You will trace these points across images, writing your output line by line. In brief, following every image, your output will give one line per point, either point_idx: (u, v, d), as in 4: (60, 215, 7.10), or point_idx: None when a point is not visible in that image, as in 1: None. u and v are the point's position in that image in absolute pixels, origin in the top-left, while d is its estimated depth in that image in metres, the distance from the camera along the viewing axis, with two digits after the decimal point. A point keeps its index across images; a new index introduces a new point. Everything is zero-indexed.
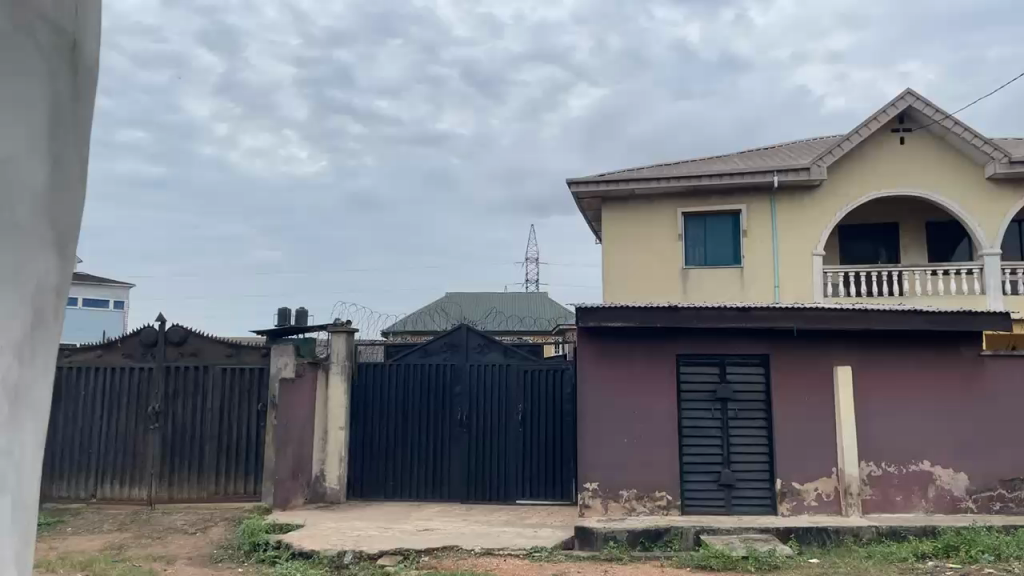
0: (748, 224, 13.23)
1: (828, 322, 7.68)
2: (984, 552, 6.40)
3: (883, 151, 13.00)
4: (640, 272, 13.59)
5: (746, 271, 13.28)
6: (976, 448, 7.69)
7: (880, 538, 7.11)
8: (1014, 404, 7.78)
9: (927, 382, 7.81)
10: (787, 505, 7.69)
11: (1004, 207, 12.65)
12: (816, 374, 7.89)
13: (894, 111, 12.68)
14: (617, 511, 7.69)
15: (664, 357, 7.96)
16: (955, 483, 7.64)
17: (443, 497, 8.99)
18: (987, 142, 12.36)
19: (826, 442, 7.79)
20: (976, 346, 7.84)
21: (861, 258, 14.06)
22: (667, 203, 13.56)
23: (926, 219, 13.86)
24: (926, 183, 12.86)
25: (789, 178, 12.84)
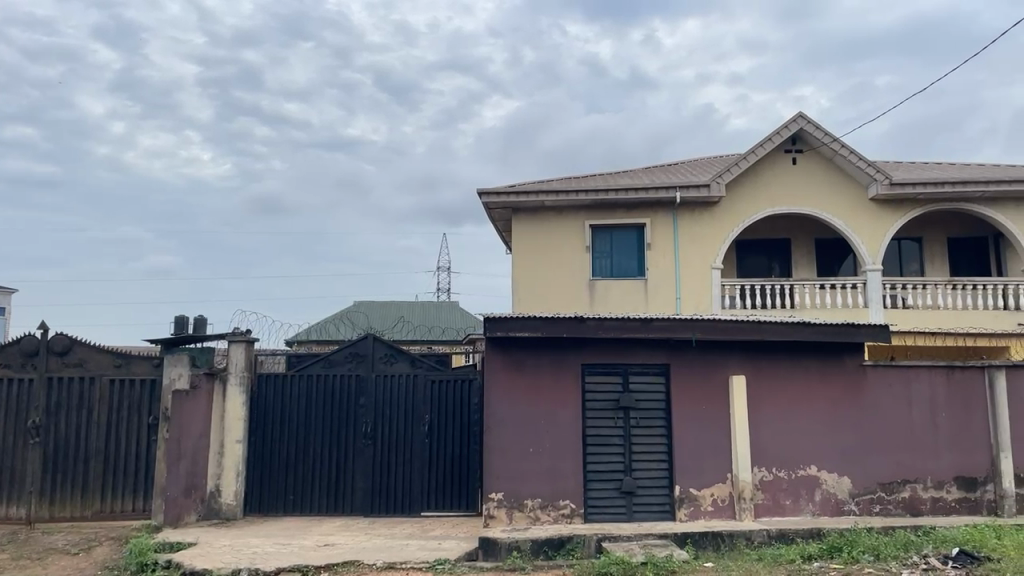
0: (652, 237, 13.63)
1: (723, 333, 7.96)
2: (865, 552, 6.78)
3: (776, 170, 13.66)
4: (547, 283, 13.78)
5: (650, 283, 13.65)
6: (858, 454, 8.14)
7: (771, 541, 7.43)
8: (893, 411, 8.26)
9: (814, 391, 8.22)
10: (684, 511, 7.94)
11: (885, 226, 13.49)
12: (713, 383, 8.18)
13: (786, 133, 13.34)
14: (521, 521, 7.74)
15: (569, 367, 8.08)
16: (839, 487, 8.07)
17: (346, 511, 8.81)
18: (870, 164, 13.16)
19: (721, 449, 8.08)
20: (859, 357, 8.31)
21: (757, 272, 14.74)
22: (574, 216, 13.82)
23: (817, 236, 14.62)
24: (816, 201, 13.58)
25: (690, 194, 13.30)
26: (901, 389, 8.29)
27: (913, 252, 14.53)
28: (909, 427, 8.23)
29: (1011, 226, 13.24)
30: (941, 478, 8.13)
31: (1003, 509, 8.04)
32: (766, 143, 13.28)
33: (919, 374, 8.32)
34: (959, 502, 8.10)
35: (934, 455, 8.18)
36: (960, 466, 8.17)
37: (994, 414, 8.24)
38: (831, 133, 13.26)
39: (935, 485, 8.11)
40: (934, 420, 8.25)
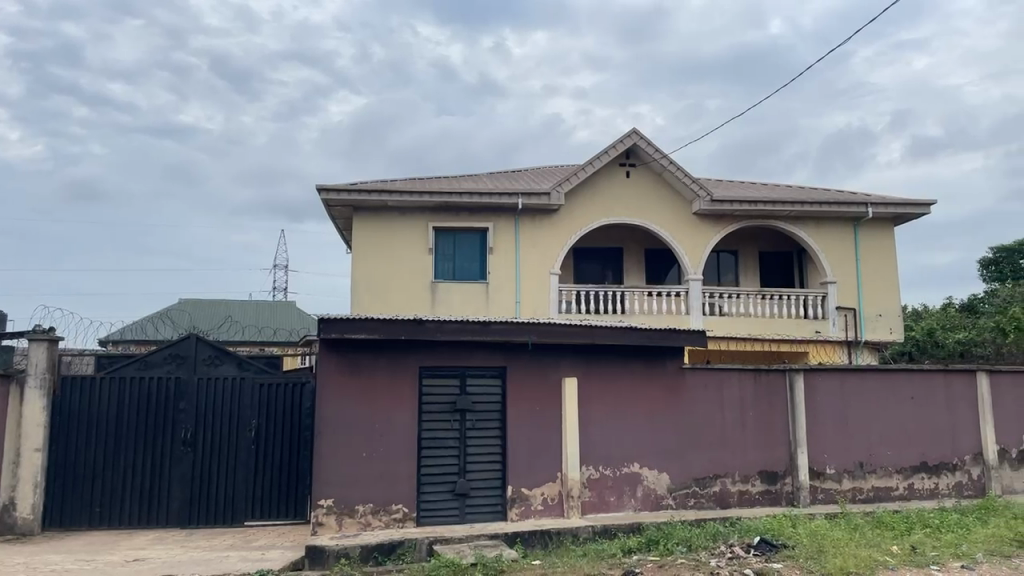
0: (493, 241, 13.84)
1: (557, 337, 8.21)
2: (679, 543, 7.25)
3: (612, 182, 14.32)
4: (388, 284, 13.61)
5: (490, 287, 13.84)
6: (676, 451, 8.68)
7: (595, 536, 7.76)
8: (707, 411, 8.87)
9: (639, 391, 8.67)
10: (516, 511, 8.11)
11: (706, 239, 14.51)
12: (547, 386, 8.41)
13: (622, 147, 14.00)
14: (352, 527, 7.58)
15: (406, 370, 8.01)
16: (659, 482, 8.57)
17: (160, 523, 8.22)
18: (695, 181, 14.10)
19: (553, 449, 8.33)
20: (679, 360, 8.87)
21: (592, 278, 15.36)
22: (418, 217, 13.77)
23: (647, 246, 15.48)
24: (647, 213, 14.37)
25: (531, 201, 13.63)
26: (715, 390, 8.93)
27: (730, 264, 15.74)
28: (721, 425, 8.87)
29: (812, 243, 14.63)
30: (747, 472, 8.84)
31: (799, 500, 8.85)
32: (603, 156, 13.87)
33: (730, 376, 9.00)
34: (762, 494, 8.84)
35: (742, 451, 8.87)
36: (764, 461, 8.91)
37: (793, 414, 9.05)
38: (661, 150, 14.08)
39: (742, 478, 8.81)
40: (742, 419, 8.94)
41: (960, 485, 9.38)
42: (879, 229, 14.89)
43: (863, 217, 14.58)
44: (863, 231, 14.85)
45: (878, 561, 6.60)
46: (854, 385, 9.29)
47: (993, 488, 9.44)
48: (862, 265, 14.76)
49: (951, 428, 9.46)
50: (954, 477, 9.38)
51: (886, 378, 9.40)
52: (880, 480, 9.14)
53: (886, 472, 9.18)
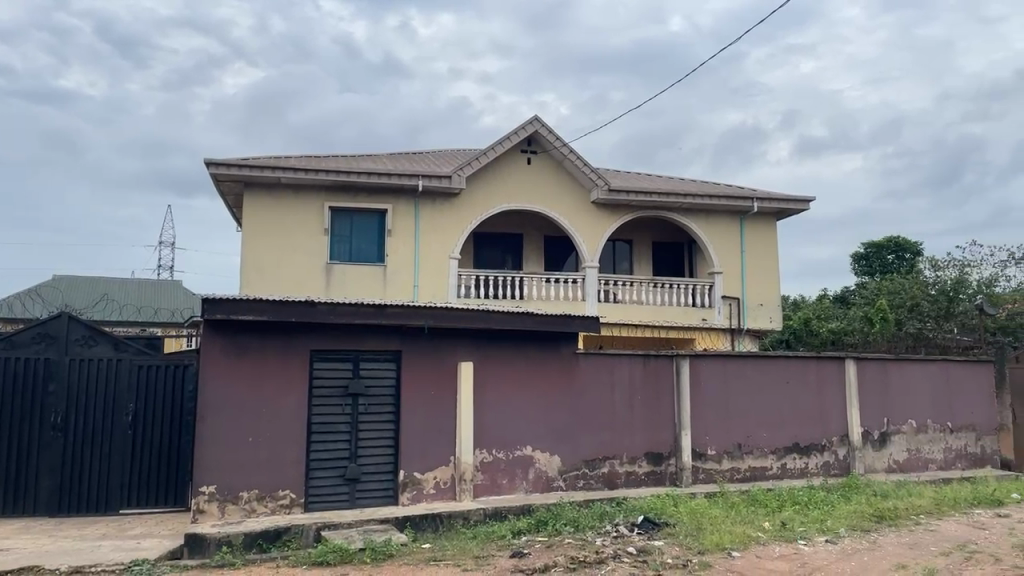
0: (391, 224, 13.64)
1: (453, 322, 8.18)
2: (566, 524, 7.42)
3: (513, 168, 14.37)
4: (281, 265, 13.21)
5: (387, 270, 13.65)
6: (568, 434, 8.86)
7: (486, 519, 7.83)
8: (598, 395, 9.08)
9: (533, 376, 8.78)
10: (407, 495, 8.07)
11: (603, 228, 14.81)
12: (441, 370, 8.38)
13: (523, 134, 14.06)
14: (236, 514, 7.35)
15: (295, 353, 7.79)
16: (550, 465, 8.73)
17: (26, 513, 7.71)
18: (593, 170, 14.36)
19: (446, 433, 8.33)
20: (573, 346, 9.01)
21: (491, 264, 15.41)
22: (314, 196, 13.40)
23: (545, 233, 15.66)
24: (545, 200, 14.52)
25: (431, 184, 13.51)
26: (607, 375, 9.15)
27: (625, 253, 16.16)
28: (611, 409, 9.11)
29: (702, 235, 15.20)
30: (634, 454, 9.13)
31: (681, 480, 9.23)
32: (504, 141, 13.89)
33: (621, 362, 9.24)
34: (647, 475, 9.16)
35: (630, 434, 9.15)
36: (650, 443, 9.22)
37: (679, 398, 9.39)
38: (561, 138, 14.23)
39: (629, 460, 9.09)
40: (631, 403, 9.21)
41: (828, 464, 10.02)
42: (763, 223, 15.64)
43: (749, 211, 15.29)
44: (749, 224, 15.56)
45: (751, 537, 6.98)
46: (736, 371, 9.74)
47: (856, 467, 10.13)
48: (747, 257, 15.46)
49: (820, 411, 10.08)
50: (823, 456, 10.01)
51: (765, 364, 9.90)
52: (756, 461, 9.65)
53: (762, 453, 9.69)
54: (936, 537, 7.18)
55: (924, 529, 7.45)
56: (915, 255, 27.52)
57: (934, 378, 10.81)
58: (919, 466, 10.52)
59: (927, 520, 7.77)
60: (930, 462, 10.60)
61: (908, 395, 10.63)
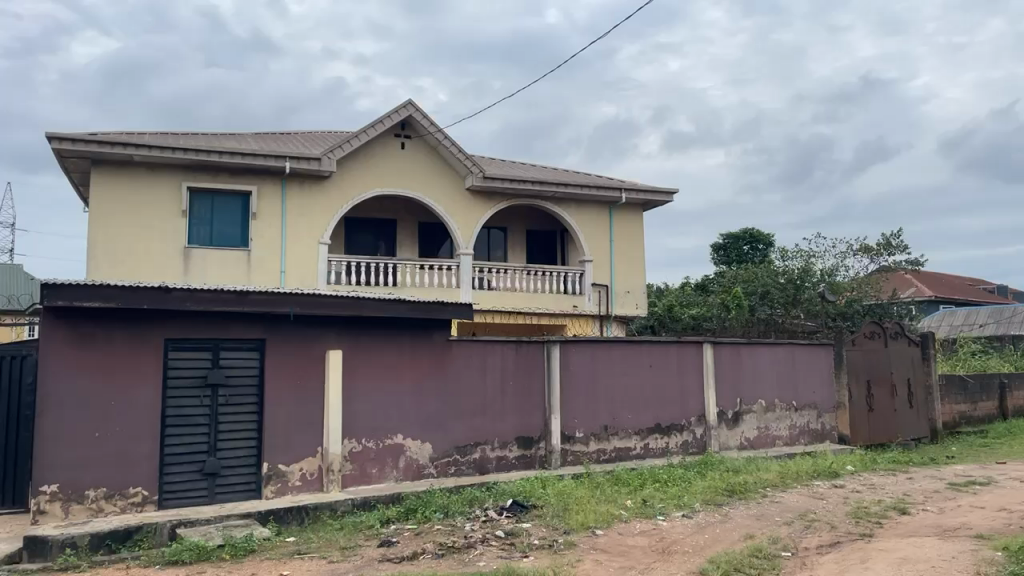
0: (256, 207, 13.08)
1: (321, 309, 7.93)
2: (436, 510, 7.41)
3: (385, 152, 14.11)
4: (136, 248, 12.40)
5: (253, 255, 13.10)
6: (439, 421, 8.84)
7: (354, 509, 7.70)
8: (470, 382, 9.11)
9: (405, 364, 8.68)
10: (271, 488, 7.81)
11: (477, 214, 14.85)
12: (309, 359, 8.13)
13: (396, 118, 13.82)
14: (82, 514, 6.86)
15: (148, 341, 7.32)
16: (421, 452, 8.68)
17: None
18: (468, 157, 14.35)
19: (313, 423, 8.10)
20: (445, 333, 8.97)
21: (363, 250, 15.11)
22: (172, 175, 12.63)
23: (420, 220, 15.53)
24: (419, 186, 14.37)
25: (299, 166, 13.05)
26: (479, 362, 9.19)
27: (499, 240, 16.29)
28: (483, 395, 9.17)
29: (574, 223, 15.56)
30: (505, 438, 9.24)
31: (550, 462, 9.44)
32: (377, 125, 13.61)
33: (493, 348, 9.30)
34: (517, 459, 9.30)
35: (501, 419, 9.25)
36: (521, 427, 9.36)
37: (549, 383, 9.58)
38: (435, 124, 14.11)
39: (500, 445, 9.20)
40: (503, 388, 9.30)
41: (686, 443, 10.56)
42: (631, 214, 16.21)
43: (618, 201, 15.79)
44: (617, 214, 16.06)
45: (614, 515, 7.25)
46: (603, 356, 10.05)
47: (712, 445, 10.73)
48: (615, 246, 15.97)
49: (680, 392, 10.59)
50: (682, 436, 10.53)
51: (630, 349, 10.28)
52: (621, 442, 10.02)
53: (627, 434, 10.08)
54: (780, 508, 7.73)
55: (770, 500, 8.01)
56: (767, 246, 29.41)
57: (781, 360, 11.60)
58: (767, 442, 11.28)
59: (773, 493, 8.35)
60: (777, 438, 11.40)
61: (758, 376, 11.35)
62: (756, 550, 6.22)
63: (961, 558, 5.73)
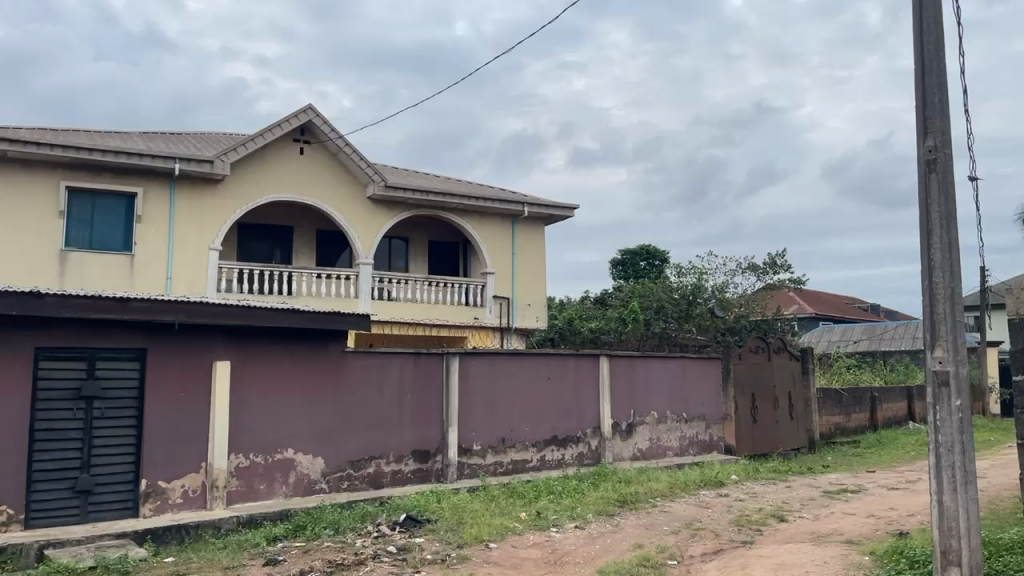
0: (142, 210, 12.44)
1: (209, 318, 7.59)
2: (326, 527, 7.21)
3: (283, 157, 13.73)
4: (7, 249, 11.57)
5: (138, 259, 12.45)
6: (333, 435, 8.62)
7: (239, 527, 7.40)
8: (366, 394, 8.93)
9: (297, 376, 8.43)
10: (150, 506, 7.40)
11: (378, 224, 14.65)
12: (195, 370, 7.76)
13: (296, 123, 13.49)
14: None
15: (15, 350, 6.81)
16: (312, 467, 8.44)
17: None
18: (369, 165, 14.16)
19: (197, 437, 7.74)
20: (341, 344, 8.77)
21: (258, 257, 14.64)
22: (49, 173, 11.85)
23: (319, 227, 15.19)
24: (318, 193, 14.06)
25: (190, 168, 12.53)
26: (376, 374, 9.03)
27: (401, 250, 16.12)
28: (379, 408, 9.01)
29: (476, 236, 15.59)
30: (401, 452, 9.10)
31: (446, 476, 9.37)
32: (275, 129, 13.24)
33: (392, 360, 9.16)
34: (413, 472, 9.18)
35: (397, 432, 9.11)
36: (418, 441, 9.25)
37: (447, 395, 9.52)
38: (336, 130, 13.86)
39: (396, 459, 9.05)
40: (401, 401, 9.18)
41: (582, 454, 10.73)
42: (533, 227, 16.40)
43: (520, 214, 15.96)
44: (519, 227, 16.22)
45: (507, 527, 7.26)
46: (501, 368, 10.08)
47: (606, 456, 10.94)
48: (516, 259, 16.11)
49: (577, 404, 10.75)
50: (578, 447, 10.69)
51: (528, 362, 10.36)
52: (518, 454, 10.07)
53: (523, 446, 10.14)
54: (669, 517, 7.96)
55: (659, 510, 8.23)
56: (663, 262, 30.44)
57: (673, 373, 11.97)
58: (658, 453, 11.61)
59: (662, 503, 8.60)
60: (668, 449, 11.75)
61: (651, 389, 11.67)
62: (645, 559, 6.37)
63: (832, 563, 6.06)
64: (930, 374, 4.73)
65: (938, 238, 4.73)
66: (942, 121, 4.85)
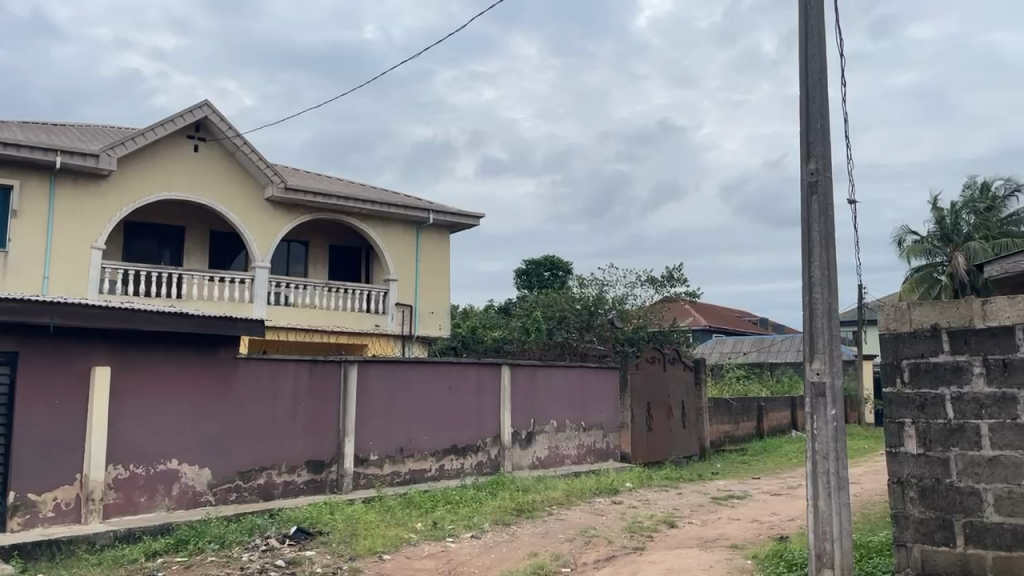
0: (18, 204, 11.62)
1: (88, 321, 7.15)
2: (210, 541, 6.89)
3: (176, 154, 13.14)
4: None
5: (11, 257, 11.62)
6: (220, 445, 8.27)
7: (116, 542, 6.97)
8: (258, 403, 8.63)
9: (185, 383, 8.05)
10: (18, 520, 6.87)
11: (276, 227, 14.22)
12: (72, 375, 7.29)
13: (190, 119, 12.96)
14: None
15: None
16: (198, 478, 8.07)
17: None
18: (268, 166, 13.75)
19: (72, 448, 7.26)
20: (233, 350, 8.44)
21: (145, 258, 13.93)
22: None
23: (212, 229, 14.63)
24: (213, 193, 13.53)
25: (72, 162, 11.81)
26: (268, 381, 8.74)
27: (300, 255, 15.73)
28: (271, 416, 8.72)
29: (380, 242, 15.39)
30: (293, 462, 8.82)
31: (341, 487, 9.14)
32: (167, 124, 12.67)
33: (286, 368, 8.89)
34: (306, 484, 8.90)
35: (290, 442, 8.83)
36: (311, 451, 8.99)
37: (343, 404, 9.30)
38: (234, 128, 13.39)
39: (287, 469, 8.77)
40: (295, 410, 8.91)
41: (481, 463, 10.71)
42: (437, 235, 16.32)
43: (425, 222, 15.87)
44: (423, 234, 16.11)
45: (402, 538, 7.15)
46: (401, 376, 9.95)
47: (505, 465, 10.97)
48: (420, 266, 15.99)
49: (477, 413, 10.74)
50: (477, 456, 10.68)
51: (428, 370, 10.27)
52: (416, 463, 9.95)
53: (422, 456, 10.03)
54: (563, 525, 8.05)
55: (555, 518, 8.31)
56: (565, 273, 30.95)
57: (572, 382, 12.16)
58: (556, 461, 11.74)
59: (558, 511, 8.69)
60: (566, 457, 11.90)
61: (550, 397, 11.80)
62: (539, 567, 6.40)
63: (718, 567, 6.27)
64: (808, 385, 4.97)
65: (818, 257, 4.99)
66: (824, 146, 5.12)
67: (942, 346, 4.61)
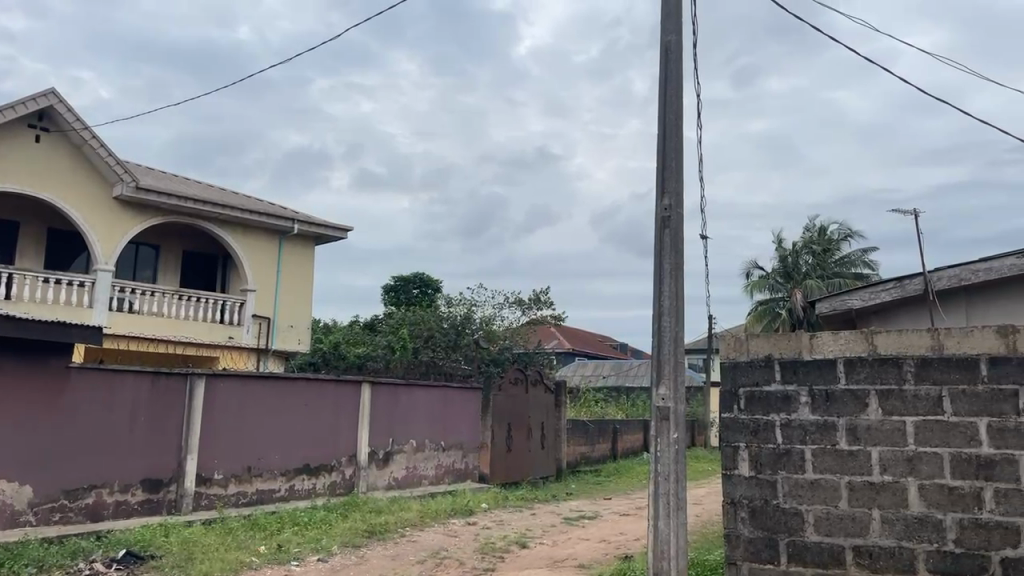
0: None
1: None
2: (26, 565, 6.27)
3: (14, 143, 12.08)
4: None
5: None
6: (45, 461, 7.58)
7: None
8: (91, 415, 8.00)
9: (9, 392, 7.34)
10: None
11: (124, 227, 13.31)
12: None
13: (33, 107, 11.99)
14: None
15: None
16: (17, 497, 7.34)
17: None
18: (119, 163, 12.90)
19: None
20: (65, 358, 7.79)
21: None
22: None
23: (52, 227, 13.54)
24: (54, 188, 12.53)
25: None
26: (104, 392, 8.12)
27: (150, 259, 14.81)
28: (106, 431, 8.10)
29: (240, 250, 14.77)
30: (128, 480, 8.22)
31: (179, 507, 8.60)
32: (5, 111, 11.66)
33: (125, 379, 8.30)
34: (141, 504, 8.31)
35: (125, 458, 8.22)
36: (149, 468, 8.41)
37: (188, 419, 8.78)
38: (83, 121, 12.50)
39: (120, 488, 8.15)
40: (133, 424, 8.32)
41: (334, 484, 10.40)
42: (302, 247, 15.87)
43: (289, 232, 15.39)
44: (287, 245, 15.62)
45: (243, 562, 6.80)
46: (254, 391, 9.54)
47: (359, 486, 10.71)
48: (282, 278, 15.46)
49: (333, 431, 10.45)
50: (330, 476, 10.36)
51: (283, 386, 9.91)
52: (264, 483, 9.54)
53: (271, 475, 9.63)
54: (415, 546, 7.96)
55: (407, 540, 8.20)
56: (435, 291, 30.92)
57: (434, 402, 12.09)
58: (413, 481, 11.60)
59: (411, 532, 8.57)
60: (423, 478, 11.78)
61: (411, 416, 11.68)
62: None
63: None
64: (654, 409, 5.18)
65: (668, 288, 5.24)
66: (677, 183, 5.40)
67: (774, 375, 4.95)
